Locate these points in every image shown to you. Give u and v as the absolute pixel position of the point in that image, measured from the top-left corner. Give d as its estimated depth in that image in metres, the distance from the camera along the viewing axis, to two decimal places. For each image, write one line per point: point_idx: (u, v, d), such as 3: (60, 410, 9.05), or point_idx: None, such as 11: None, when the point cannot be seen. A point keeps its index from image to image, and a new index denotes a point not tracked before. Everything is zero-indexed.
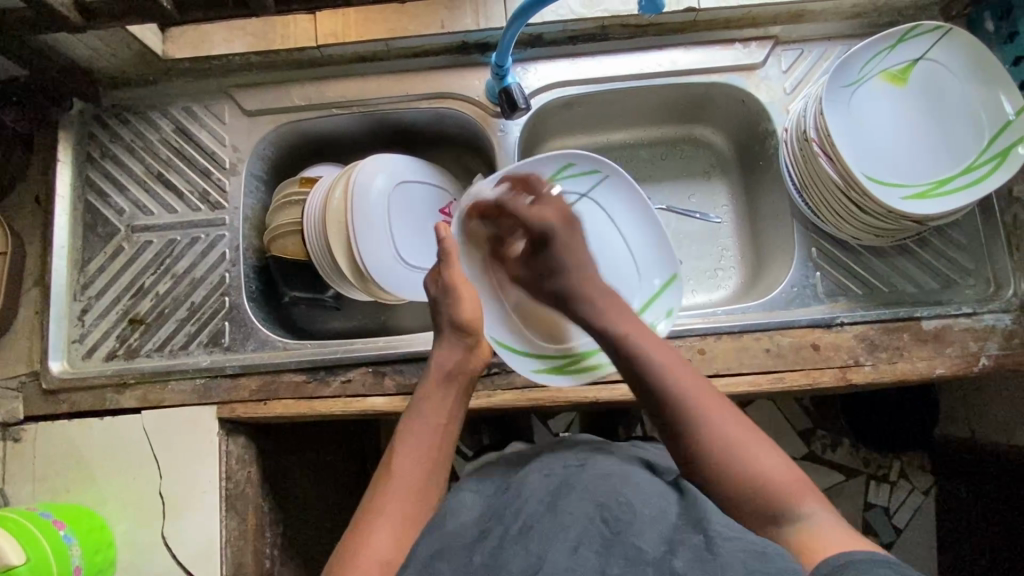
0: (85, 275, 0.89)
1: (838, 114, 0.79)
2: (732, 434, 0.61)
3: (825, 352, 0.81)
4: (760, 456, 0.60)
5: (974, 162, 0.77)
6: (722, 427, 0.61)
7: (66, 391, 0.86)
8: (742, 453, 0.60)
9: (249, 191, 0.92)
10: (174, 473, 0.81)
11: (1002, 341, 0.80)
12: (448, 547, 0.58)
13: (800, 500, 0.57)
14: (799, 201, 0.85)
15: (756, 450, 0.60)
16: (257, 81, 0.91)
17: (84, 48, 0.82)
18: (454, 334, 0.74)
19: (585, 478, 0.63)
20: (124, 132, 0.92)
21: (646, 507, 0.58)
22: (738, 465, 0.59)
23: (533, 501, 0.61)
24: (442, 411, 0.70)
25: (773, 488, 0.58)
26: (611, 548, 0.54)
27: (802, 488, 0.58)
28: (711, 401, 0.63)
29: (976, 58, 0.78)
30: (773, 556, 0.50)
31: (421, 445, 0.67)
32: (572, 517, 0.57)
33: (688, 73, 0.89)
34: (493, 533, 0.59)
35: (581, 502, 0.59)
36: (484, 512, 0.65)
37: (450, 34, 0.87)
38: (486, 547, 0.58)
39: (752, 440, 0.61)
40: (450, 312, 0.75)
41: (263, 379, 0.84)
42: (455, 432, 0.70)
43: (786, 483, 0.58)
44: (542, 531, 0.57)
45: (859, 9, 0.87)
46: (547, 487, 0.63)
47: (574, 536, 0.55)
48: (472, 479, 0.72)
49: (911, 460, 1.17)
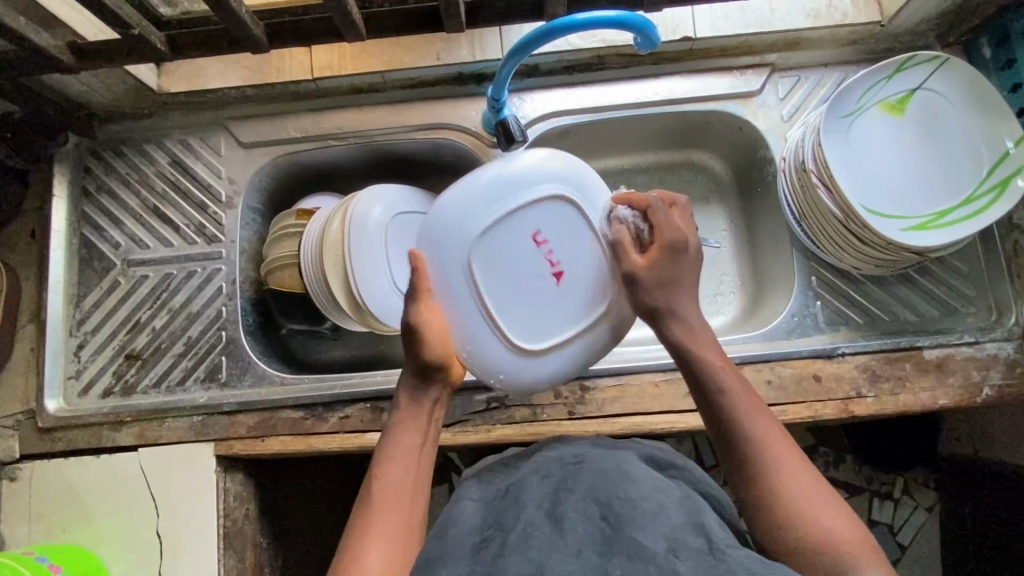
0: (81, 310, 0.89)
1: (836, 145, 0.79)
2: (801, 486, 0.55)
3: (827, 383, 0.80)
4: (826, 511, 0.53)
5: (974, 193, 0.77)
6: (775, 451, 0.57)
7: (62, 429, 0.85)
8: (805, 504, 0.54)
9: (246, 224, 0.92)
10: (171, 512, 0.81)
11: (1005, 370, 0.80)
12: (445, 555, 0.55)
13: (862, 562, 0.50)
14: (798, 230, 0.84)
15: (820, 503, 0.54)
16: (253, 114, 0.91)
17: (79, 85, 0.81)
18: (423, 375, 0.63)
19: (583, 478, 0.62)
20: (119, 165, 0.92)
21: (646, 502, 0.57)
22: (800, 515, 0.53)
23: (533, 506, 0.59)
24: (422, 430, 0.62)
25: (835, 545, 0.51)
26: (614, 546, 0.53)
27: (861, 548, 0.51)
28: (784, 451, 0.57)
29: (973, 88, 0.77)
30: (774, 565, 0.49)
31: (405, 455, 0.61)
32: (574, 520, 0.56)
33: (685, 102, 0.89)
34: (494, 540, 0.56)
35: (583, 501, 0.58)
36: (485, 517, 0.61)
37: (446, 66, 0.87)
38: (486, 555, 0.54)
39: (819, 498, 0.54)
40: (417, 354, 0.63)
41: (261, 415, 0.84)
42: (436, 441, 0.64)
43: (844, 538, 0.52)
44: (546, 533, 0.55)
45: (855, 36, 0.87)
46: (546, 488, 0.61)
47: (576, 538, 0.54)
48: (475, 486, 0.67)
49: (914, 477, 1.14)
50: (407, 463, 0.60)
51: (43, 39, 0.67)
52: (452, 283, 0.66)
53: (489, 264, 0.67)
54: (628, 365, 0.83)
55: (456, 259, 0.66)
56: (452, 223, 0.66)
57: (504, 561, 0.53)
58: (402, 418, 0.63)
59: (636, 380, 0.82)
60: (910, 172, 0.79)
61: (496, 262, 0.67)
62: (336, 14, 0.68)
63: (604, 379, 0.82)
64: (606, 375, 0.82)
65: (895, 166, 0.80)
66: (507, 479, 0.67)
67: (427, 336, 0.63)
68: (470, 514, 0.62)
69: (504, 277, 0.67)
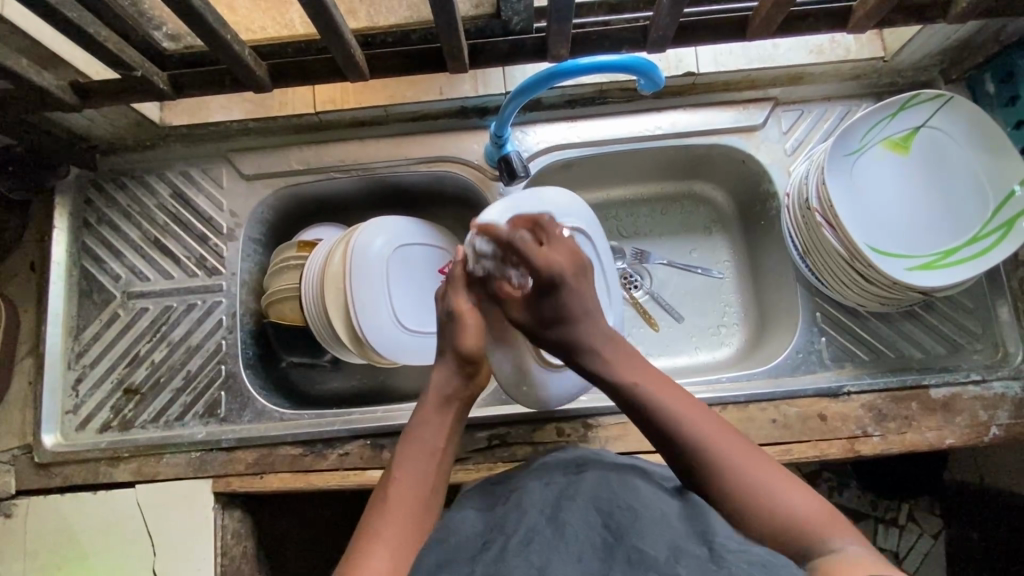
0: (80, 343, 0.88)
1: (840, 184, 0.79)
2: (749, 470, 0.56)
3: (833, 422, 0.79)
4: (781, 488, 0.55)
5: (979, 232, 0.77)
6: (707, 434, 0.59)
7: (59, 464, 0.84)
8: (751, 475, 0.56)
9: (246, 255, 0.91)
10: (167, 551, 0.79)
11: (1012, 410, 0.79)
12: (451, 560, 0.55)
13: (830, 533, 0.51)
14: (804, 268, 0.84)
15: (773, 480, 0.55)
16: (255, 146, 0.91)
17: (81, 118, 0.81)
18: (456, 361, 0.69)
19: (586, 485, 0.60)
20: (120, 196, 0.91)
21: (647, 509, 0.56)
22: (758, 495, 0.55)
23: (534, 511, 0.57)
24: (441, 435, 0.66)
25: (799, 524, 0.52)
26: (614, 554, 0.52)
27: (830, 522, 0.52)
28: (725, 436, 0.59)
29: (978, 126, 0.77)
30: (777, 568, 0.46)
31: (419, 471, 0.63)
32: (575, 528, 0.55)
33: (687, 135, 0.88)
34: (495, 542, 0.55)
35: (584, 509, 0.57)
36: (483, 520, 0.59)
37: (448, 100, 0.87)
38: (488, 556, 0.54)
39: (771, 476, 0.56)
40: (455, 341, 0.69)
41: (260, 452, 0.83)
42: (449, 460, 0.66)
43: (809, 516, 0.52)
44: (547, 538, 0.54)
45: (859, 71, 0.87)
46: (549, 494, 0.60)
47: (576, 544, 0.53)
48: (477, 491, 0.65)
49: (918, 502, 1.08)
50: (419, 467, 0.63)
51: (44, 79, 0.68)
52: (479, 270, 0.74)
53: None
54: None
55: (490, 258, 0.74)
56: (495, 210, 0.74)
57: (501, 567, 0.52)
58: (421, 425, 0.66)
59: None
60: (898, 227, 0.79)
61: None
62: (338, 54, 0.68)
63: (607, 417, 0.82)
64: (608, 413, 0.81)
65: (880, 221, 0.79)
66: (508, 483, 0.65)
67: (463, 326, 0.69)
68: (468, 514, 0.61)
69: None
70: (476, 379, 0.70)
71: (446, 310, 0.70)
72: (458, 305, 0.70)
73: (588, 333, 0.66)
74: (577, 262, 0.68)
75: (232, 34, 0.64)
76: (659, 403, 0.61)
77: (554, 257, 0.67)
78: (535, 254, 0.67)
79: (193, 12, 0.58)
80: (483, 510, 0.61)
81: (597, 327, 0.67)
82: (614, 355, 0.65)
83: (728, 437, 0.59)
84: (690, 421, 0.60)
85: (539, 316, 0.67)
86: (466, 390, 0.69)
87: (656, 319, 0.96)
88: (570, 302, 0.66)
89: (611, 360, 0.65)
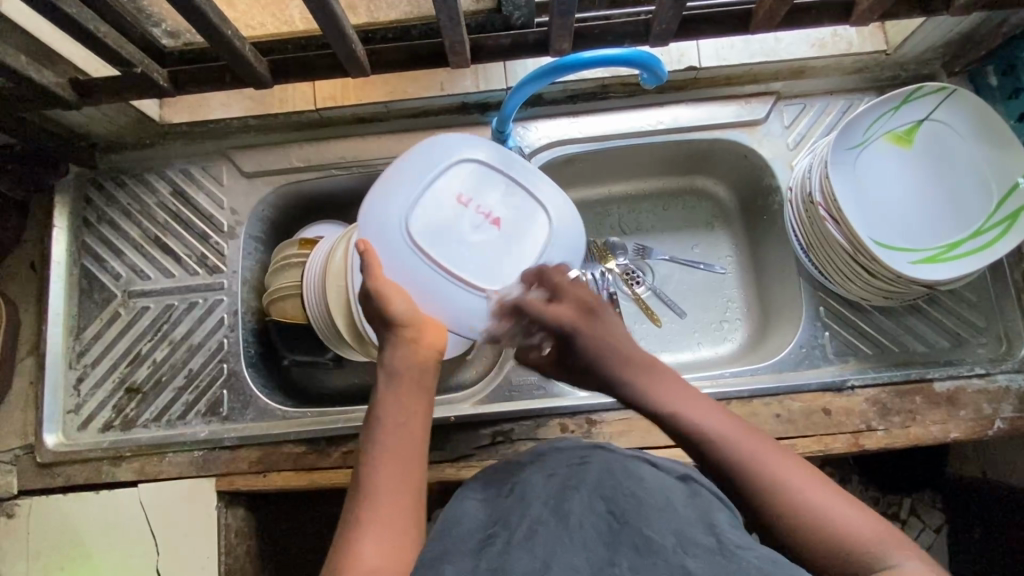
0: (81, 342, 0.88)
1: (843, 178, 0.79)
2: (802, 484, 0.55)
3: (837, 417, 0.79)
4: (835, 506, 0.54)
5: (982, 226, 0.77)
6: (737, 455, 0.58)
7: (61, 464, 0.84)
8: (800, 492, 0.55)
9: (247, 253, 0.91)
10: (170, 550, 0.79)
11: (1016, 403, 0.79)
12: (452, 552, 0.54)
13: (888, 551, 0.51)
14: (806, 261, 0.84)
15: (822, 493, 0.54)
16: (255, 143, 0.91)
17: (80, 116, 0.81)
18: (393, 334, 0.65)
19: (590, 475, 0.59)
20: (120, 195, 0.91)
21: (653, 497, 0.55)
22: (810, 515, 0.53)
23: (538, 502, 0.57)
24: (411, 399, 0.62)
25: (857, 544, 0.52)
26: (620, 541, 0.51)
27: (885, 539, 0.52)
28: (763, 448, 0.58)
29: (981, 120, 0.77)
30: (785, 565, 0.47)
31: (394, 443, 0.60)
32: (580, 517, 0.54)
33: (689, 130, 0.88)
34: (499, 537, 0.54)
35: (589, 498, 0.55)
36: (489, 514, 0.58)
37: (450, 96, 0.87)
38: (492, 552, 0.52)
39: (821, 492, 0.55)
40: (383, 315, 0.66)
41: (262, 450, 0.82)
42: (426, 421, 0.63)
43: (868, 535, 0.52)
44: (552, 529, 0.53)
45: (861, 64, 0.86)
46: (553, 485, 0.59)
47: (582, 534, 0.52)
48: (481, 487, 0.65)
49: (921, 497, 1.08)
50: (395, 439, 0.60)
51: (44, 76, 0.68)
52: (415, 269, 0.70)
53: (433, 230, 0.72)
54: None
55: (402, 242, 0.70)
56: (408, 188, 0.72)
57: (507, 558, 0.51)
58: (391, 393, 0.63)
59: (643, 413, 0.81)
60: (900, 217, 0.79)
61: (433, 234, 0.71)
62: (339, 50, 0.68)
63: (611, 413, 0.81)
64: (612, 408, 0.81)
65: (890, 218, 0.79)
66: (511, 476, 0.64)
67: (388, 298, 0.66)
68: (472, 507, 0.61)
69: (450, 237, 0.72)
70: (421, 346, 0.66)
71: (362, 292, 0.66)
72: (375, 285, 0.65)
73: (617, 356, 0.68)
74: (586, 308, 0.71)
75: (233, 30, 0.64)
76: (693, 422, 0.61)
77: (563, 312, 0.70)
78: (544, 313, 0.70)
79: (194, 8, 0.58)
80: (488, 505, 0.60)
81: (623, 358, 0.68)
82: (645, 381, 0.66)
83: (764, 453, 0.58)
84: (726, 441, 0.59)
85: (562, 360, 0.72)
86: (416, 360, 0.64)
87: (658, 315, 0.96)
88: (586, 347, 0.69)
89: (642, 379, 0.66)
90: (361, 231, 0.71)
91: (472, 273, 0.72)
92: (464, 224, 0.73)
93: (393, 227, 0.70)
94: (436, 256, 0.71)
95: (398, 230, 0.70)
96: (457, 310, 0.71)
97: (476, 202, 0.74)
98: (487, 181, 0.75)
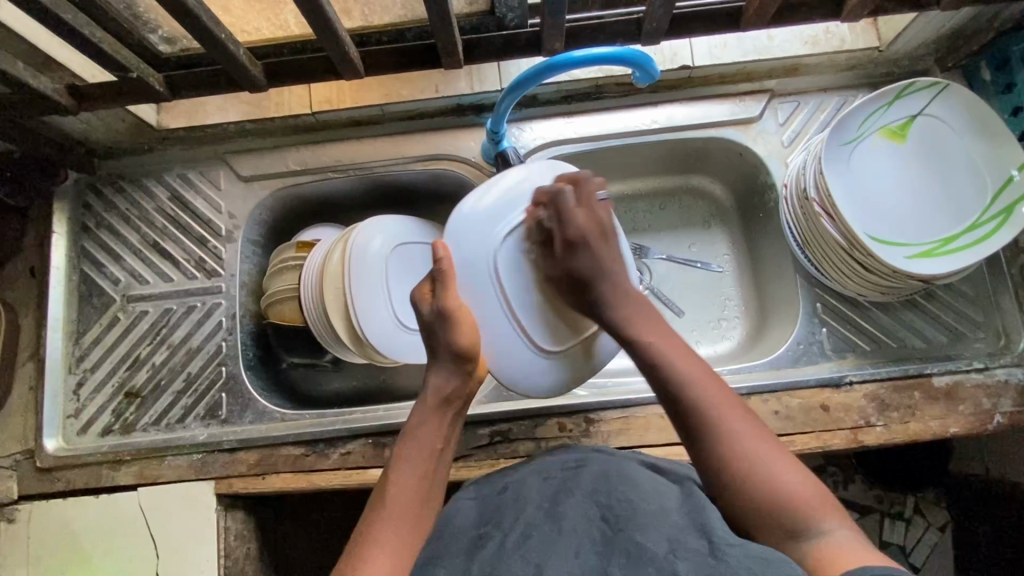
0: (80, 347, 0.88)
1: (837, 173, 0.79)
2: (753, 446, 0.56)
3: (835, 413, 0.79)
4: (780, 471, 0.54)
5: (977, 220, 0.77)
6: (699, 393, 0.59)
7: (61, 469, 0.84)
8: (753, 448, 0.55)
9: (245, 257, 0.91)
10: (170, 552, 0.79)
11: (1015, 397, 0.78)
12: (446, 555, 0.54)
13: (821, 515, 0.51)
14: (802, 257, 0.84)
15: (766, 453, 0.55)
16: (251, 148, 0.91)
17: (78, 122, 0.81)
18: (452, 362, 0.65)
19: (584, 480, 0.59)
20: (119, 201, 0.91)
21: (646, 503, 0.54)
22: (750, 466, 0.55)
23: (532, 506, 0.57)
24: (442, 433, 0.65)
25: (794, 503, 0.52)
26: (612, 546, 0.51)
27: (823, 503, 0.52)
28: (727, 407, 0.59)
29: (973, 113, 0.78)
30: (779, 563, 0.45)
31: (421, 471, 0.61)
32: (573, 523, 0.53)
33: (684, 128, 0.88)
34: (491, 538, 0.54)
35: (584, 503, 0.56)
36: (483, 514, 0.59)
37: (444, 98, 0.87)
38: (483, 554, 0.52)
39: (767, 452, 0.55)
40: (451, 340, 0.65)
41: (260, 453, 0.83)
42: (448, 457, 0.65)
43: (804, 497, 0.52)
44: (545, 533, 0.53)
45: (855, 61, 0.87)
46: (548, 489, 0.59)
47: (575, 539, 0.52)
48: (476, 486, 0.64)
49: (925, 496, 1.06)
50: (420, 471, 0.62)
51: (41, 83, 0.68)
52: (485, 305, 0.67)
53: (514, 276, 0.68)
54: (632, 397, 0.82)
55: (483, 274, 0.67)
56: (481, 231, 0.67)
57: (499, 559, 0.51)
58: (422, 423, 0.65)
59: (641, 412, 0.81)
60: (896, 211, 0.79)
61: (514, 271, 0.68)
62: (333, 53, 0.68)
63: (609, 412, 0.81)
64: (609, 408, 0.81)
65: (872, 205, 0.80)
66: (504, 477, 0.64)
67: (460, 324, 0.65)
68: (466, 506, 0.60)
69: (530, 278, 0.69)
70: (472, 377, 0.67)
71: (435, 309, 0.65)
72: (447, 302, 0.65)
73: (610, 288, 0.67)
74: (599, 226, 0.69)
75: (226, 34, 0.64)
76: (664, 360, 0.62)
77: (577, 215, 0.67)
78: (569, 219, 0.67)
79: (188, 13, 0.58)
80: (483, 506, 0.60)
81: (617, 288, 0.67)
82: (637, 317, 0.66)
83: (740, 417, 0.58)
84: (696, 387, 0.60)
85: (567, 269, 0.67)
86: (466, 390, 0.67)
87: (656, 314, 0.96)
88: (592, 261, 0.67)
89: (632, 316, 0.66)
90: (446, 236, 0.67)
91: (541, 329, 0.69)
92: (545, 280, 0.69)
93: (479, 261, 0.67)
94: (512, 297, 0.68)
95: (484, 271, 0.67)
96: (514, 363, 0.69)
97: (571, 248, 0.71)
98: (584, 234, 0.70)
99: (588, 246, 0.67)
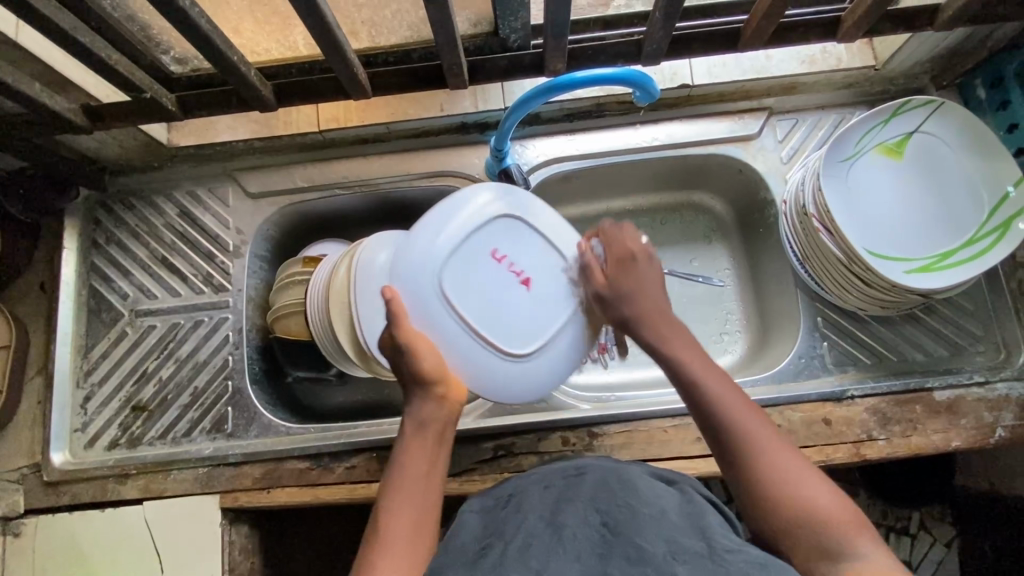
0: (89, 362, 0.89)
1: (836, 189, 0.80)
2: (783, 466, 0.56)
3: (838, 426, 0.79)
4: (812, 489, 0.54)
5: (975, 234, 0.78)
6: (736, 416, 0.59)
7: (67, 482, 0.84)
8: (779, 472, 0.56)
9: (252, 272, 0.93)
10: (175, 566, 0.79)
11: (1017, 411, 0.79)
12: (449, 565, 0.54)
13: (853, 537, 0.51)
14: (803, 273, 0.85)
15: (800, 477, 0.55)
16: (260, 165, 0.93)
17: (90, 141, 0.83)
18: (419, 389, 0.66)
19: (584, 488, 0.59)
20: (128, 216, 0.93)
21: (646, 508, 0.55)
22: (782, 491, 0.55)
23: (534, 516, 0.57)
24: (427, 459, 0.63)
25: (828, 525, 0.52)
26: (612, 550, 0.51)
27: (853, 526, 0.52)
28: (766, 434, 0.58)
29: (969, 130, 0.79)
30: (775, 567, 0.47)
31: (406, 505, 0.60)
32: (573, 528, 0.54)
33: (684, 145, 0.90)
34: (493, 548, 0.54)
35: (585, 509, 0.56)
36: (486, 527, 0.59)
37: (449, 116, 0.89)
38: (486, 564, 0.52)
39: (805, 475, 0.55)
40: (410, 366, 0.66)
41: (266, 466, 0.83)
42: (439, 480, 0.63)
43: (836, 519, 0.52)
44: (546, 541, 0.53)
45: (851, 79, 0.88)
46: (549, 498, 0.60)
47: (576, 544, 0.53)
48: (480, 498, 0.64)
49: (930, 510, 1.07)
50: (410, 503, 0.60)
51: (57, 103, 0.70)
52: (444, 325, 0.70)
53: (462, 289, 0.72)
54: (635, 410, 0.82)
55: (429, 292, 0.70)
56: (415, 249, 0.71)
57: (500, 566, 0.51)
58: (406, 454, 0.63)
59: (644, 426, 0.82)
60: (896, 227, 0.80)
61: (460, 291, 0.71)
62: (342, 74, 0.70)
63: (612, 426, 0.82)
64: (612, 422, 0.82)
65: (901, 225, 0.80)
66: (504, 488, 0.64)
67: (416, 348, 0.66)
68: (472, 519, 0.61)
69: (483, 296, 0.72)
70: (447, 401, 0.67)
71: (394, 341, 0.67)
72: (402, 331, 0.66)
73: (647, 311, 0.69)
74: (629, 260, 0.72)
75: (238, 56, 0.66)
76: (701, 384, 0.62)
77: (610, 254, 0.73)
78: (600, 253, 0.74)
79: (201, 35, 0.60)
80: (485, 517, 0.60)
81: (656, 312, 0.69)
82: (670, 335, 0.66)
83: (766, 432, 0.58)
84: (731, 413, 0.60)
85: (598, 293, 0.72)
86: (444, 411, 0.66)
87: None
88: (631, 280, 0.70)
89: (667, 335, 0.66)
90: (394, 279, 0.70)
91: (502, 339, 0.72)
92: (497, 286, 0.73)
93: (417, 280, 0.70)
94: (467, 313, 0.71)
95: (432, 289, 0.70)
96: (490, 379, 0.72)
97: (511, 258, 0.74)
98: (513, 235, 0.75)
99: (619, 276, 0.71)
